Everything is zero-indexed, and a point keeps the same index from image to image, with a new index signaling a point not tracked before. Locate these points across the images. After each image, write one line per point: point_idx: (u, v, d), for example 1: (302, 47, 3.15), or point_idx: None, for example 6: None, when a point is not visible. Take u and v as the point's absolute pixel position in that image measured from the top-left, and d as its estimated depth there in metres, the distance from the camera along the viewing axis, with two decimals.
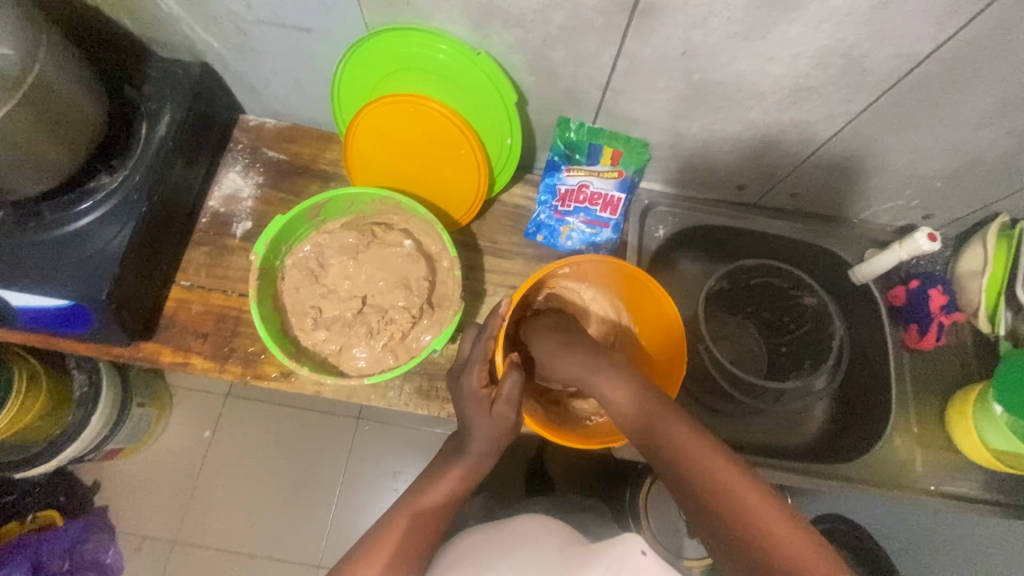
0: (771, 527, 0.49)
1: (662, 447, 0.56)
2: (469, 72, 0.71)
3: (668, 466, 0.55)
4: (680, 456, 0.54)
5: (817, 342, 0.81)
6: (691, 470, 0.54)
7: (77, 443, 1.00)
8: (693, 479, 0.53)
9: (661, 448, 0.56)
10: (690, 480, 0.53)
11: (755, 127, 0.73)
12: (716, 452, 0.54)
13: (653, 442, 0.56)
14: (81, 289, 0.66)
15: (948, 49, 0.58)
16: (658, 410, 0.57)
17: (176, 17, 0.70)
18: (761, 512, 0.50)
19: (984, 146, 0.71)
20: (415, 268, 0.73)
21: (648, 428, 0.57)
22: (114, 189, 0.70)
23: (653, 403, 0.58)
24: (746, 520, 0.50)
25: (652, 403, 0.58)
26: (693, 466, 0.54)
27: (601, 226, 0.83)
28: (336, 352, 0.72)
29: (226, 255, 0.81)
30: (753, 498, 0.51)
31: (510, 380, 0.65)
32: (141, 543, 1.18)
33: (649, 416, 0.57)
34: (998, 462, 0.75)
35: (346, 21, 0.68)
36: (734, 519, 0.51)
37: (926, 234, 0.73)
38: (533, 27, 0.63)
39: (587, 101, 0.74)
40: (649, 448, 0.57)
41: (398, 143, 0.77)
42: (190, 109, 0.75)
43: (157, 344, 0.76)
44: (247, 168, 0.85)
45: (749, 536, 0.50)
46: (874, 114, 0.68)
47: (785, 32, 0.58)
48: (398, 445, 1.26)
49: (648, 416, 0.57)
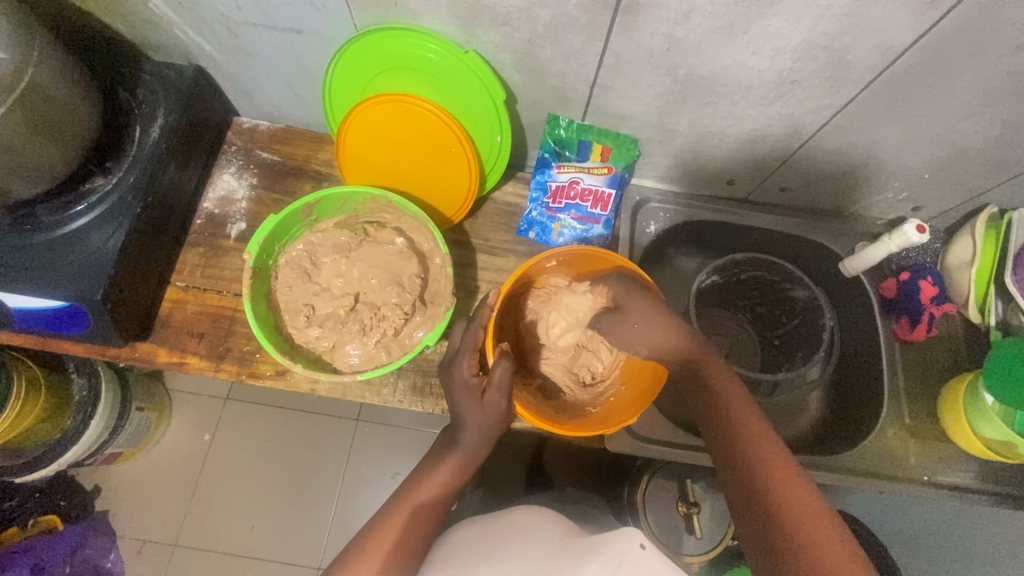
0: (804, 515, 0.53)
1: (722, 423, 0.61)
2: (458, 71, 0.71)
3: (722, 441, 0.60)
4: (735, 434, 0.60)
5: (809, 334, 0.82)
6: (744, 448, 0.58)
7: (77, 447, 1.01)
8: (741, 456, 0.58)
9: (722, 424, 0.61)
10: (740, 459, 0.58)
11: (743, 122, 0.74)
12: (771, 439, 0.59)
13: (715, 417, 0.62)
14: (77, 289, 0.66)
15: (928, 40, 0.59)
16: (730, 389, 0.63)
17: (168, 21, 0.71)
18: (797, 500, 0.54)
19: (970, 136, 0.71)
20: (407, 265, 0.74)
21: (715, 404, 0.63)
22: (109, 191, 0.71)
23: (710, 365, 0.65)
24: (780, 502, 0.54)
25: (714, 371, 0.64)
26: (744, 446, 0.59)
27: (592, 222, 0.84)
28: (330, 349, 0.72)
29: (221, 256, 0.81)
30: (794, 486, 0.55)
31: (500, 367, 0.66)
32: (142, 546, 1.19)
33: (713, 390, 0.63)
34: (988, 449, 0.75)
35: (336, 22, 0.69)
36: (770, 499, 0.55)
37: (914, 227, 0.73)
38: (520, 25, 0.64)
39: (575, 98, 0.74)
40: (710, 423, 0.62)
41: (390, 142, 0.78)
42: (183, 111, 0.75)
43: (153, 344, 0.77)
44: (241, 170, 0.86)
45: (782, 516, 0.53)
46: (859, 107, 0.69)
47: (767, 26, 0.59)
48: (397, 445, 1.26)
49: (716, 393, 0.63)
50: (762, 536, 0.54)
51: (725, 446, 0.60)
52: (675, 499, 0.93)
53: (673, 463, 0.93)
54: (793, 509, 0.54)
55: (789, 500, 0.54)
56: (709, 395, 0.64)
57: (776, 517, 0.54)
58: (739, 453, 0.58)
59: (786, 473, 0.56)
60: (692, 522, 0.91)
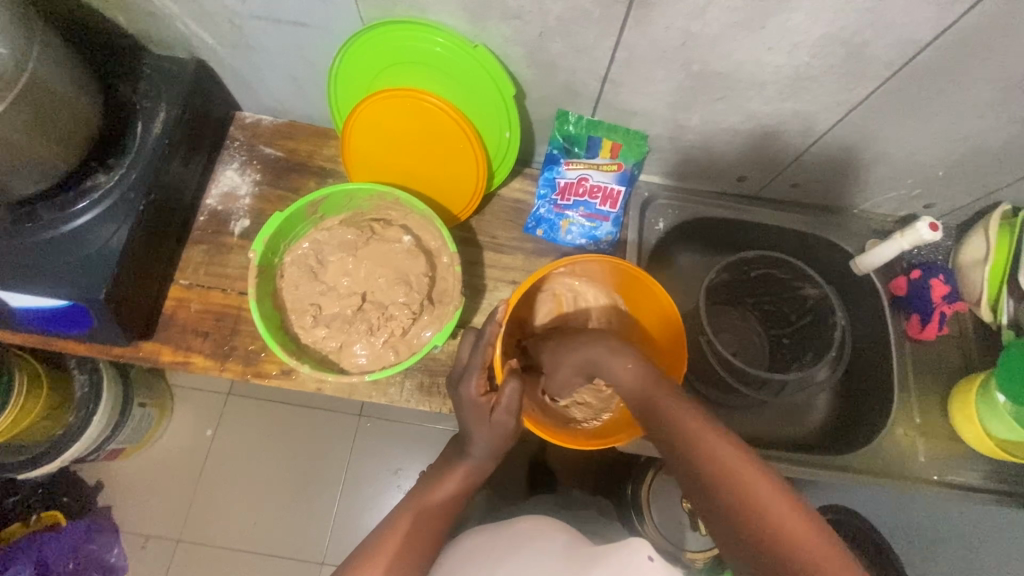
0: (790, 528, 0.48)
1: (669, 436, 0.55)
2: (466, 65, 0.70)
3: (684, 466, 0.54)
4: (697, 455, 0.53)
5: (820, 333, 0.80)
6: (712, 468, 0.52)
7: (79, 444, 1.00)
8: (709, 477, 0.52)
9: (678, 447, 0.54)
10: (710, 482, 0.52)
11: (756, 119, 0.73)
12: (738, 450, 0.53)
13: (667, 441, 0.55)
14: (79, 289, 0.65)
15: (950, 35, 0.58)
16: (675, 404, 0.56)
17: (170, 13, 0.70)
18: (779, 509, 0.49)
19: (987, 133, 0.70)
20: (415, 264, 0.73)
21: (662, 427, 0.56)
22: (110, 189, 0.69)
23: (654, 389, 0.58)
24: (763, 519, 0.49)
25: (655, 389, 0.58)
26: (709, 464, 0.52)
27: (601, 219, 0.83)
28: (337, 349, 0.71)
29: (225, 253, 0.80)
30: (774, 496, 0.50)
31: (508, 387, 0.64)
32: (145, 542, 1.19)
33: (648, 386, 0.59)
34: (1001, 450, 0.75)
35: (342, 16, 0.67)
36: (752, 516, 0.49)
37: (926, 224, 0.72)
38: (531, 18, 0.62)
39: (586, 94, 0.73)
40: (665, 448, 0.56)
41: (395, 138, 0.76)
42: (186, 106, 0.74)
43: (156, 343, 0.76)
44: (244, 165, 0.84)
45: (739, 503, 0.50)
46: (875, 104, 0.68)
47: (786, 20, 0.58)
48: (400, 442, 1.26)
49: (664, 409, 0.56)
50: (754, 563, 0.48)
51: (689, 472, 0.53)
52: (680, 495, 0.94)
53: None
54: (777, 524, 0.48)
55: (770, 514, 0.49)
56: (656, 416, 0.57)
57: (762, 537, 0.48)
58: (707, 477, 0.52)
59: (761, 483, 0.50)
60: (695, 517, 0.91)
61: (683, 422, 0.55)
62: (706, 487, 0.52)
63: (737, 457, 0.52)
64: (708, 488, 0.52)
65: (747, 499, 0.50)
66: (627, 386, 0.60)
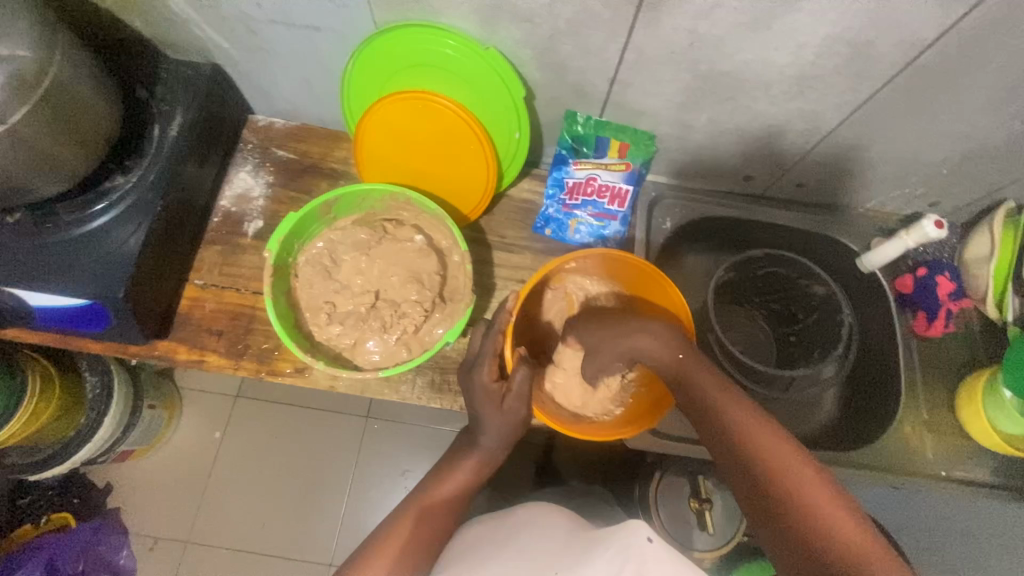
0: (833, 518, 0.53)
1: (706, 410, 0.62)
2: (478, 67, 0.71)
3: (736, 456, 0.59)
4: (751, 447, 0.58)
5: (826, 330, 0.81)
6: (764, 460, 0.57)
7: (90, 445, 1.01)
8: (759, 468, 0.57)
9: (731, 439, 0.60)
10: (760, 473, 0.57)
11: (762, 118, 0.74)
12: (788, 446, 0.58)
13: (721, 432, 0.61)
14: (99, 287, 0.67)
15: (953, 35, 0.59)
16: (729, 399, 0.62)
17: (187, 18, 0.71)
18: (818, 495, 0.54)
19: (991, 131, 0.71)
20: (427, 262, 0.74)
21: (716, 419, 0.61)
22: (129, 190, 0.71)
23: (699, 371, 0.64)
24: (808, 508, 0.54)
25: (704, 378, 0.63)
26: (761, 455, 0.57)
27: (609, 218, 0.84)
28: (350, 346, 0.72)
29: (239, 254, 0.81)
30: (818, 489, 0.54)
31: (520, 372, 0.65)
32: (155, 543, 1.19)
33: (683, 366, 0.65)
34: (1008, 445, 0.75)
35: (355, 19, 0.69)
36: (797, 505, 0.54)
37: (932, 221, 0.73)
38: (541, 21, 0.64)
39: (594, 95, 0.74)
40: (718, 439, 0.61)
41: (407, 139, 0.78)
42: (202, 109, 0.76)
43: (172, 342, 0.77)
44: (257, 168, 0.86)
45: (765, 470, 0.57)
46: (880, 103, 0.69)
47: (791, 21, 0.59)
48: (409, 442, 1.27)
49: (720, 403, 0.61)
50: (795, 549, 0.53)
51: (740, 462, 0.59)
52: (687, 495, 0.94)
53: (686, 458, 0.94)
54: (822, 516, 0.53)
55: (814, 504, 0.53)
56: (710, 409, 0.62)
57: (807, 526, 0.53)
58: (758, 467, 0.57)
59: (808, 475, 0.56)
60: (704, 517, 0.91)
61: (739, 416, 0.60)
62: (755, 476, 0.57)
63: (786, 451, 0.57)
64: (758, 478, 0.57)
65: (793, 490, 0.55)
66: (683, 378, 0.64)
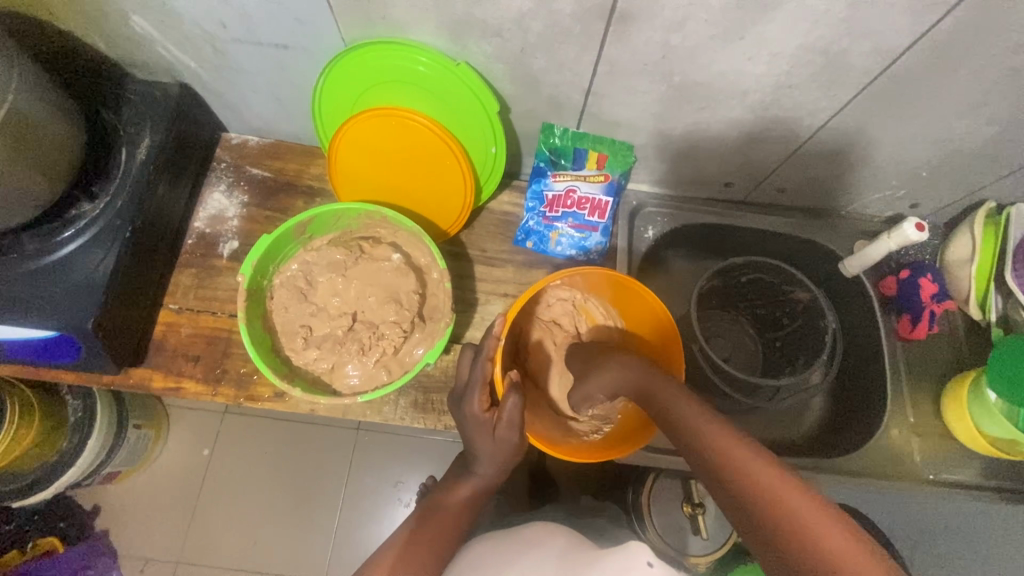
0: (812, 527, 0.46)
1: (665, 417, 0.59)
2: (450, 83, 0.70)
3: (703, 461, 0.54)
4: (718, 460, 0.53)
5: (811, 337, 0.81)
6: (731, 472, 0.52)
7: (74, 469, 0.99)
8: (734, 478, 0.51)
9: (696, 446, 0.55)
10: (725, 473, 0.52)
11: (738, 126, 0.73)
12: (759, 457, 0.52)
13: (697, 450, 0.55)
14: (66, 318, 0.65)
15: (927, 41, 0.58)
16: (702, 416, 0.57)
17: (151, 39, 0.70)
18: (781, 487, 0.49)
19: (969, 134, 0.71)
20: (405, 281, 0.73)
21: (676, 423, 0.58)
22: (97, 217, 0.69)
23: (665, 387, 0.61)
24: (779, 511, 0.47)
25: (672, 395, 0.60)
26: (728, 468, 0.52)
27: (590, 230, 0.83)
28: (328, 370, 0.71)
29: (215, 276, 0.80)
30: (788, 488, 0.48)
31: (511, 401, 0.64)
32: (144, 566, 1.17)
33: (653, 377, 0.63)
34: (993, 446, 0.75)
35: (323, 37, 0.67)
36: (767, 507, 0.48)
37: (913, 225, 0.72)
38: (511, 36, 0.63)
39: (570, 107, 0.73)
40: (690, 456, 0.56)
41: (382, 156, 0.76)
42: (171, 130, 0.74)
43: (147, 369, 0.75)
44: (231, 187, 0.84)
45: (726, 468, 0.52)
46: (858, 108, 0.68)
47: (763, 31, 0.58)
48: (398, 454, 1.25)
49: (687, 413, 0.58)
50: (782, 567, 0.46)
51: (713, 478, 0.53)
52: (679, 499, 0.93)
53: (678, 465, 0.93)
54: (801, 527, 0.46)
55: (780, 500, 0.48)
56: (678, 423, 0.58)
57: (789, 541, 0.46)
58: (728, 482, 0.52)
59: (781, 481, 0.49)
60: (696, 522, 0.91)
61: (705, 428, 0.56)
62: (732, 494, 0.51)
63: (756, 460, 0.51)
64: (733, 492, 0.51)
65: (762, 501, 0.49)
66: (650, 394, 0.62)
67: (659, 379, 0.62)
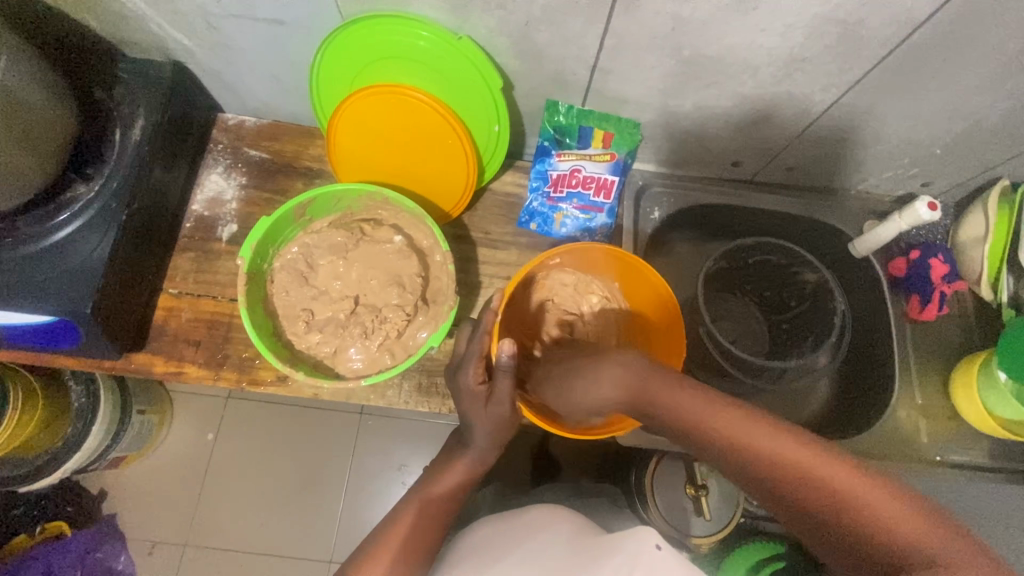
0: (849, 495, 0.43)
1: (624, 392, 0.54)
2: (451, 58, 0.68)
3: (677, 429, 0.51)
4: (764, 462, 0.46)
5: (819, 318, 0.79)
6: (742, 453, 0.47)
7: (79, 455, 0.98)
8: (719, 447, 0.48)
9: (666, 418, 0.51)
10: (715, 445, 0.48)
11: (749, 102, 0.71)
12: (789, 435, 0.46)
13: (668, 425, 0.51)
14: (63, 304, 0.64)
15: (947, 12, 0.56)
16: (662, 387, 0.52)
17: (143, 16, 0.68)
18: (779, 449, 0.46)
19: (986, 109, 0.69)
20: (408, 264, 0.72)
21: (644, 402, 0.53)
22: (92, 200, 0.68)
23: (644, 383, 0.53)
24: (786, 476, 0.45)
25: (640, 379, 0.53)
26: (725, 440, 0.48)
27: (595, 211, 0.82)
28: (331, 354, 0.70)
29: (214, 260, 0.79)
30: (789, 449, 0.45)
31: (503, 377, 0.62)
32: (153, 548, 1.18)
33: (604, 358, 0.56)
34: (1004, 429, 0.74)
35: (320, 11, 0.65)
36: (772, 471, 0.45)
37: (926, 204, 0.71)
38: (515, 8, 0.61)
39: (575, 83, 0.71)
40: (671, 431, 0.51)
41: (382, 134, 0.75)
42: (165, 111, 0.72)
43: (148, 354, 0.75)
44: (229, 168, 0.83)
45: (706, 434, 0.48)
46: (874, 82, 0.66)
47: (777, 2, 0.56)
48: (402, 437, 1.25)
49: (667, 402, 0.51)
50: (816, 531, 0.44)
51: (745, 477, 0.47)
52: (683, 481, 0.92)
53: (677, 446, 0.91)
54: (862, 508, 0.42)
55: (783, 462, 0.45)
56: (651, 399, 0.52)
57: (824, 510, 0.43)
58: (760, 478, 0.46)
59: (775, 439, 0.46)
60: (700, 503, 0.89)
61: (794, 457, 0.45)
62: (780, 493, 0.45)
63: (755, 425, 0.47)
64: (771, 485, 0.45)
65: (785, 469, 0.45)
66: (642, 400, 0.53)
67: (694, 402, 0.50)
